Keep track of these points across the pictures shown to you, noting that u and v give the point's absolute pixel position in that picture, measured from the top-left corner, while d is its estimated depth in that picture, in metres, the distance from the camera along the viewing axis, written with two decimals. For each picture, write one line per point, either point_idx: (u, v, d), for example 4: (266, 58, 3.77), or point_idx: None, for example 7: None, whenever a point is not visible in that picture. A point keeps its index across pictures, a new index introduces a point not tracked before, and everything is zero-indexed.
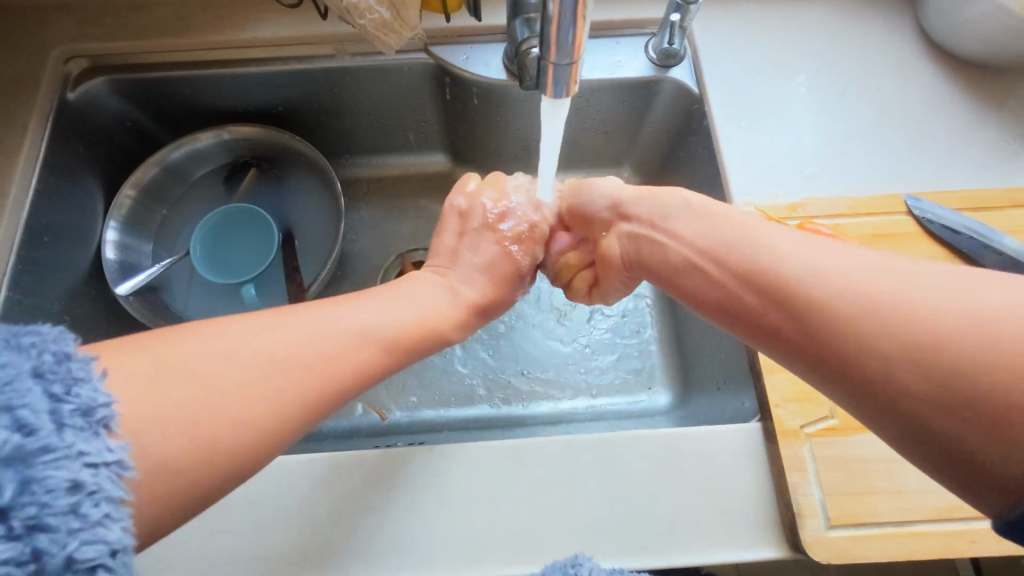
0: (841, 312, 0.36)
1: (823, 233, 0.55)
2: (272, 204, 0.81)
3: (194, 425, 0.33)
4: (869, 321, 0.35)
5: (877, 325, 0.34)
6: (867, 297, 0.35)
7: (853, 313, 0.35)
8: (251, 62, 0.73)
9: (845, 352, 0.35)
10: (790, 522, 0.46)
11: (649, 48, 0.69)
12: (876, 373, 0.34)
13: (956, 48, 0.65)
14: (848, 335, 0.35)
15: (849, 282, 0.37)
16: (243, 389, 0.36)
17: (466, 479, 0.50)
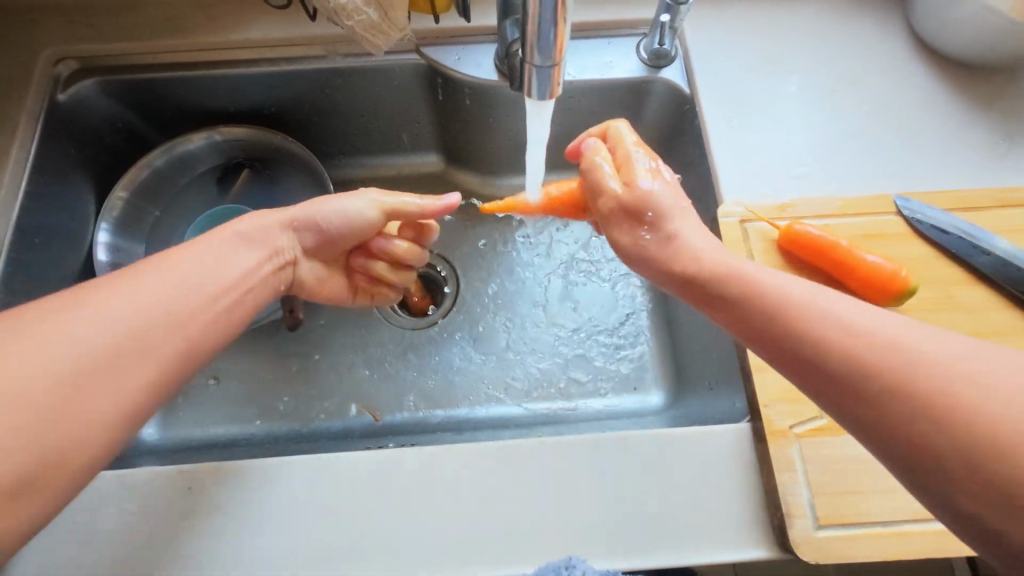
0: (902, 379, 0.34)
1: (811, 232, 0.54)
2: (265, 205, 0.81)
3: (42, 395, 0.36)
4: (925, 394, 0.33)
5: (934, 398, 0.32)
6: (925, 364, 0.33)
7: (929, 393, 0.33)
8: (243, 63, 0.73)
9: (896, 422, 0.34)
10: (779, 522, 0.47)
11: (639, 49, 0.70)
12: (950, 462, 0.32)
13: (945, 48, 0.65)
14: (903, 406, 0.33)
15: (906, 347, 0.34)
16: (87, 348, 0.38)
17: (456, 480, 0.50)
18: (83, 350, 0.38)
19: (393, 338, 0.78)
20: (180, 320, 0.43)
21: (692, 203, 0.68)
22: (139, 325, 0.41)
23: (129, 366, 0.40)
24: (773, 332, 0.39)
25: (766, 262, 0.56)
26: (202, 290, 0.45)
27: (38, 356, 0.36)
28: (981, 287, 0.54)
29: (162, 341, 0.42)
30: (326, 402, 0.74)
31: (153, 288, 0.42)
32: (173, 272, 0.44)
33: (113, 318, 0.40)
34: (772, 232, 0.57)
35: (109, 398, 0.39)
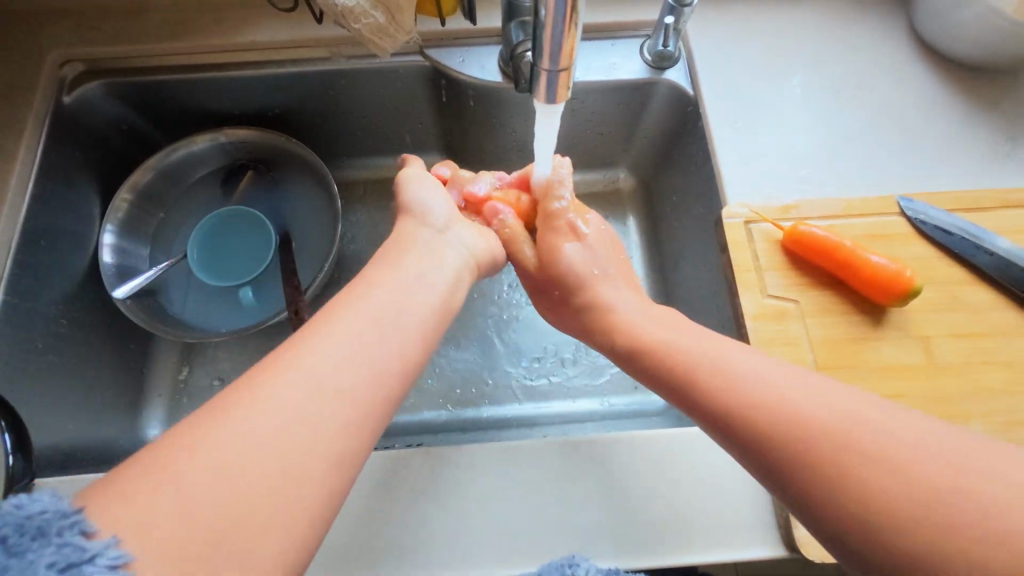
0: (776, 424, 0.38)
1: (817, 234, 0.54)
2: (269, 207, 0.81)
3: (282, 441, 0.34)
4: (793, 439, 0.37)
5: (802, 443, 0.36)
6: (790, 410, 0.38)
7: (815, 447, 0.36)
8: (247, 66, 0.73)
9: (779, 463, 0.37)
10: (785, 521, 0.47)
11: (644, 50, 0.70)
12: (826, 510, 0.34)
13: (948, 49, 0.66)
14: (776, 443, 0.37)
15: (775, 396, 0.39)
16: (302, 411, 0.36)
17: (463, 479, 0.51)
18: (277, 432, 0.35)
19: None
20: (355, 390, 0.38)
21: (696, 204, 0.69)
22: (329, 401, 0.37)
23: (313, 443, 0.35)
24: (687, 381, 0.44)
25: (771, 262, 0.56)
26: (375, 353, 0.41)
27: (237, 440, 0.34)
28: (984, 287, 0.55)
29: (342, 412, 0.37)
30: None
31: (324, 360, 0.39)
32: (351, 333, 0.41)
33: (303, 395, 0.36)
34: (776, 234, 0.57)
35: (305, 478, 0.34)
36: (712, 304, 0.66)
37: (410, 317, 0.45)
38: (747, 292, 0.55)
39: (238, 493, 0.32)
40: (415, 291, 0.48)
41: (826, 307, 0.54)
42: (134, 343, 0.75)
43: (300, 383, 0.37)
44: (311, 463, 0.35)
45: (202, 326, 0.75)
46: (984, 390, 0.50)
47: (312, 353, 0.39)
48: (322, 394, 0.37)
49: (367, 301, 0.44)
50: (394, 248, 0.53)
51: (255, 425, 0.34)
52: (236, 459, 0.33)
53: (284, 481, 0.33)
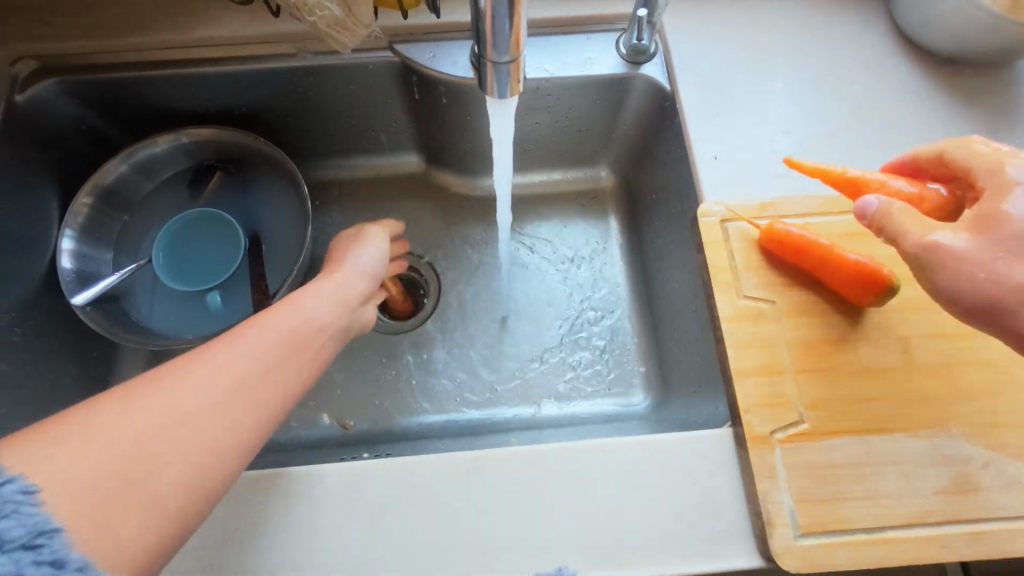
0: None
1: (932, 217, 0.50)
2: (238, 208, 0.79)
3: (177, 427, 0.38)
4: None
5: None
6: None
7: None
8: (209, 62, 0.70)
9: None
10: (759, 530, 0.45)
11: (620, 44, 0.68)
12: None
13: (930, 42, 0.64)
14: None
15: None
16: (198, 403, 0.39)
17: (428, 491, 0.49)
18: (163, 423, 0.38)
19: (372, 339, 0.80)
20: (253, 390, 0.42)
21: (676, 202, 0.67)
22: (228, 396, 0.41)
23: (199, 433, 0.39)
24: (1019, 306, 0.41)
25: (747, 262, 0.54)
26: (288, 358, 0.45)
27: (123, 426, 0.37)
28: None
29: (236, 410, 0.41)
30: (302, 409, 0.76)
31: (226, 360, 0.42)
32: (254, 341, 0.44)
33: (197, 391, 0.40)
34: (753, 232, 0.56)
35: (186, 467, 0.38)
36: (690, 304, 0.66)
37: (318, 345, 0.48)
38: (721, 293, 0.53)
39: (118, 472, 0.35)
40: (303, 341, 0.47)
41: (804, 308, 0.52)
42: (96, 351, 0.73)
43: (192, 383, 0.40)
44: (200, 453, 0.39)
45: (168, 333, 0.73)
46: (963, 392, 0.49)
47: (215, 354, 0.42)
48: (212, 399, 0.40)
49: (274, 317, 0.47)
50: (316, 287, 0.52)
51: (145, 410, 0.38)
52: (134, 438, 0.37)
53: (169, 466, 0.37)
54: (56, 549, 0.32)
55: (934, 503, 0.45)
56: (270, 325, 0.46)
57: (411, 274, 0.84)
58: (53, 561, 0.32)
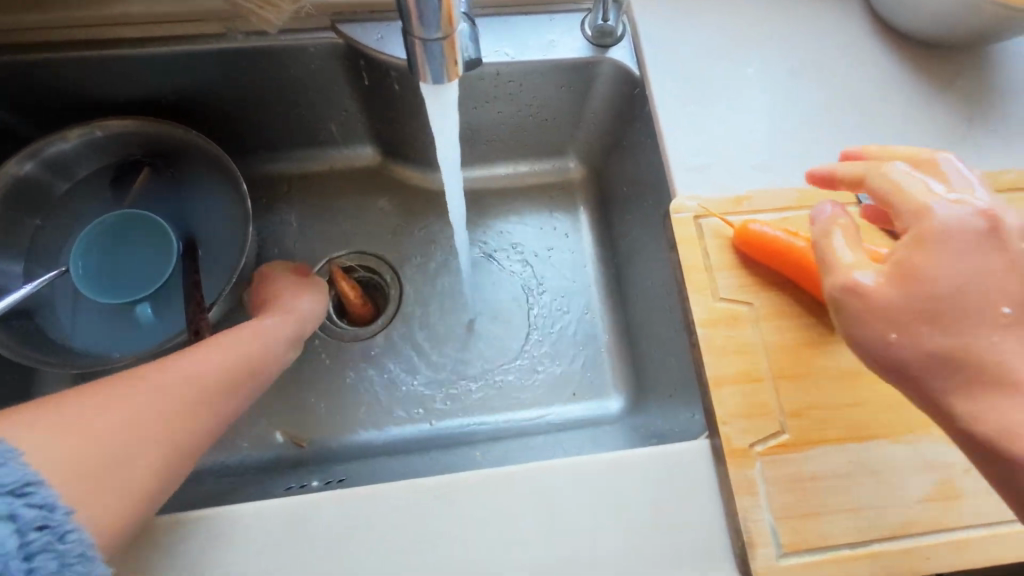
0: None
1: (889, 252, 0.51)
2: (170, 209, 0.71)
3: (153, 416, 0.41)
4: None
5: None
6: None
7: None
8: (122, 44, 0.62)
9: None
10: (741, 551, 0.42)
11: (585, 25, 0.63)
12: None
13: (905, 24, 0.62)
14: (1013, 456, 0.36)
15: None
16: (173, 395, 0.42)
17: (384, 526, 0.44)
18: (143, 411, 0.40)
19: (328, 348, 0.74)
20: (215, 396, 0.45)
21: (648, 195, 0.63)
22: (203, 390, 0.44)
23: (165, 429, 0.41)
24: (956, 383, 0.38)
25: (721, 262, 0.51)
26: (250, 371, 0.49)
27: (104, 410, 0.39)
28: None
29: (201, 407, 0.44)
30: (253, 428, 0.70)
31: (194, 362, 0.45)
32: (225, 349, 0.48)
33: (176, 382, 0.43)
34: (726, 231, 0.52)
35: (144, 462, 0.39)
36: (665, 303, 0.63)
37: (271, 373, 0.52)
38: (697, 296, 0.50)
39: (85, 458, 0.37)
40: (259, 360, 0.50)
41: (782, 309, 0.49)
42: (10, 374, 0.65)
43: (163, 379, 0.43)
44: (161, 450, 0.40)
45: (92, 351, 0.65)
46: None
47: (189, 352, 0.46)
48: (188, 392, 0.43)
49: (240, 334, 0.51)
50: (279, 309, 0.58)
51: (127, 397, 0.40)
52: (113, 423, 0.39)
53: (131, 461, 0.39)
54: (46, 495, 0.35)
55: (917, 512, 0.43)
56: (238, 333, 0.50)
57: (371, 275, 0.79)
58: (44, 505, 0.35)
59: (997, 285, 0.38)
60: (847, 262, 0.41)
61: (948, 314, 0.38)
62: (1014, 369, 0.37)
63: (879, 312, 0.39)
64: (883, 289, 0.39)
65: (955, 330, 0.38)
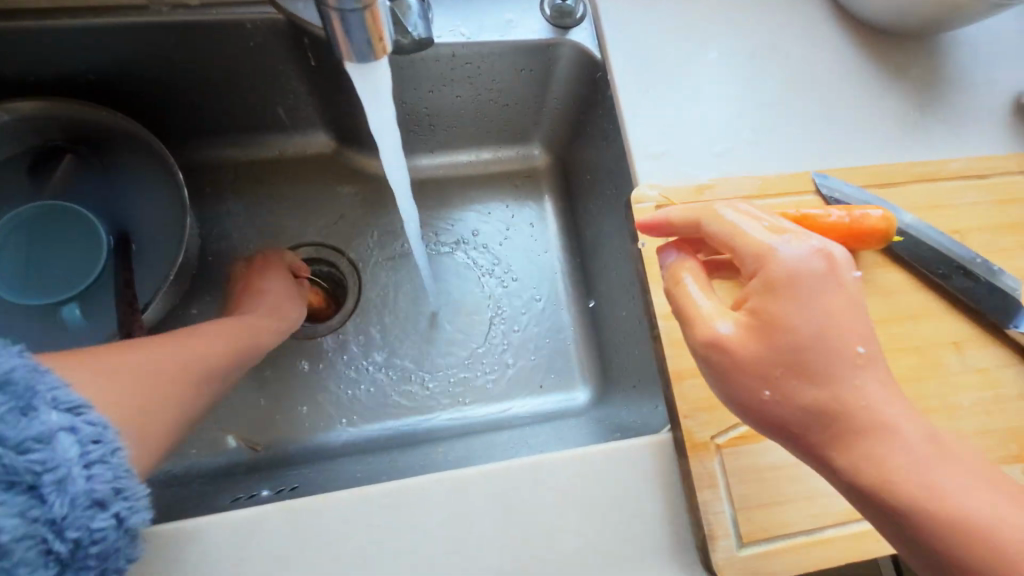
0: (951, 522, 0.34)
1: (875, 218, 0.50)
2: (95, 201, 0.65)
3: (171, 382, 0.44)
4: (955, 527, 0.34)
5: (979, 544, 0.34)
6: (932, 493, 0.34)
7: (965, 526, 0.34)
8: (28, 15, 0.55)
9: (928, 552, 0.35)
10: (701, 544, 0.42)
11: (544, 4, 0.60)
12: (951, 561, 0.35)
13: (863, 11, 0.61)
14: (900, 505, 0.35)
15: (954, 498, 0.34)
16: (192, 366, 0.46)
17: (336, 534, 0.42)
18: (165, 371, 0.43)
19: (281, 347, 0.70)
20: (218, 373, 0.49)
21: (608, 185, 0.63)
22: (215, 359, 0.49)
23: (174, 386, 0.43)
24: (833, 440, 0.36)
25: None
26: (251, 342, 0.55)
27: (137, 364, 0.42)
28: (895, 265, 0.52)
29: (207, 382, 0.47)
30: (199, 434, 0.66)
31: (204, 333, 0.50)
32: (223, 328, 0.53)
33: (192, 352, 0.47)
34: None
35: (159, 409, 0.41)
36: (629, 293, 0.62)
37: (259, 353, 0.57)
38: (658, 288, 0.49)
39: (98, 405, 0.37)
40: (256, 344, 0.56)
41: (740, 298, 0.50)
42: None
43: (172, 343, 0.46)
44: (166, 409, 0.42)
45: None
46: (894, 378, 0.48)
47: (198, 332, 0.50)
48: (203, 361, 0.47)
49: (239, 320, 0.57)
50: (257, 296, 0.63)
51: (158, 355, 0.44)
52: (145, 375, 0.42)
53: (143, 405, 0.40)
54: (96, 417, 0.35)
55: None
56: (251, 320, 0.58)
57: (327, 269, 0.75)
58: (100, 423, 0.35)
59: (851, 325, 0.37)
60: (710, 315, 0.38)
61: (808, 363, 0.36)
62: (876, 413, 0.36)
63: (742, 365, 0.37)
64: (746, 343, 0.36)
65: (813, 382, 0.36)
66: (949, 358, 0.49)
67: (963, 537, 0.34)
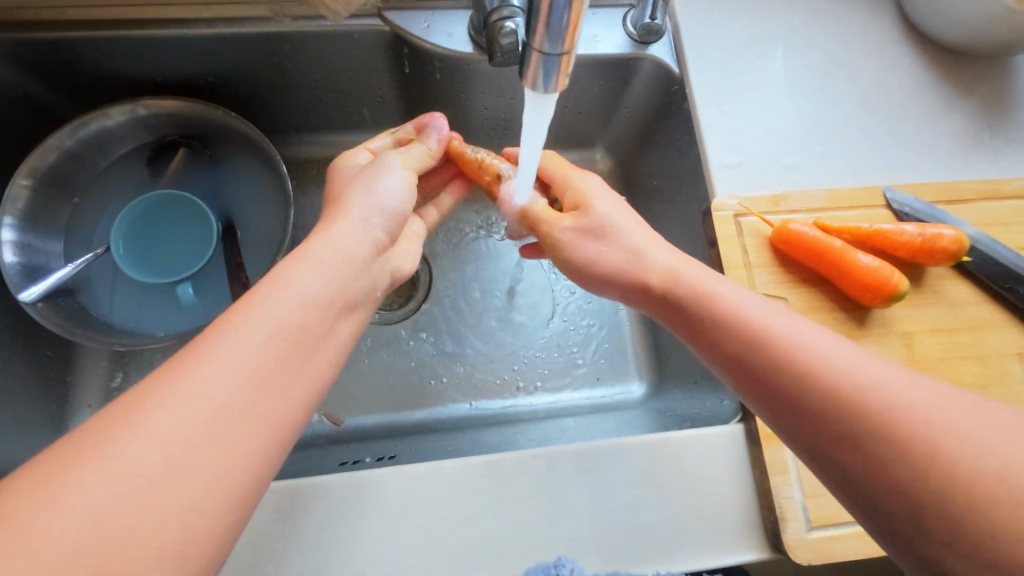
0: (876, 421, 0.35)
1: (948, 238, 0.53)
2: (208, 190, 0.72)
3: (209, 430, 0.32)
4: (874, 412, 0.35)
5: (902, 429, 0.34)
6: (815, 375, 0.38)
7: (852, 404, 0.36)
8: (170, 23, 0.62)
9: (851, 447, 0.35)
10: (772, 525, 0.46)
11: (628, 22, 0.64)
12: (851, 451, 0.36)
13: (935, 32, 0.64)
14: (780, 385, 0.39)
15: (894, 402, 0.35)
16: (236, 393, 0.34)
17: (442, 499, 0.47)
18: (195, 420, 0.32)
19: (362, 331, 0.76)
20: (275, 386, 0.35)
21: (681, 188, 0.65)
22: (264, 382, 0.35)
23: (235, 444, 0.33)
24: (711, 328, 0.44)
25: (760, 259, 0.55)
26: (333, 293, 0.42)
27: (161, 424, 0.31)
28: (959, 278, 0.55)
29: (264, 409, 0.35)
30: None
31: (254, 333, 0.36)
32: (275, 309, 0.38)
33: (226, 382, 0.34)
34: (764, 229, 0.55)
35: (220, 472, 0.32)
36: None
37: (359, 290, 0.44)
38: None
39: (123, 526, 0.28)
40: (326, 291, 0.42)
41: (813, 305, 0.53)
42: (51, 350, 0.65)
43: (204, 380, 0.33)
44: (229, 474, 0.32)
45: (135, 329, 0.66)
46: (959, 384, 0.51)
47: (245, 333, 0.36)
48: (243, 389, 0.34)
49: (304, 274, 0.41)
50: (321, 239, 0.45)
51: (187, 399, 0.32)
52: (170, 436, 0.31)
53: (193, 491, 0.30)
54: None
55: None
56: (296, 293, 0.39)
57: None
58: None
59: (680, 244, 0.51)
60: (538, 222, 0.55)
61: (631, 247, 0.50)
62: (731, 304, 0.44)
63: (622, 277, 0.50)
64: (567, 232, 0.52)
65: (695, 278, 0.47)
66: (1013, 369, 0.52)
67: (881, 418, 0.35)
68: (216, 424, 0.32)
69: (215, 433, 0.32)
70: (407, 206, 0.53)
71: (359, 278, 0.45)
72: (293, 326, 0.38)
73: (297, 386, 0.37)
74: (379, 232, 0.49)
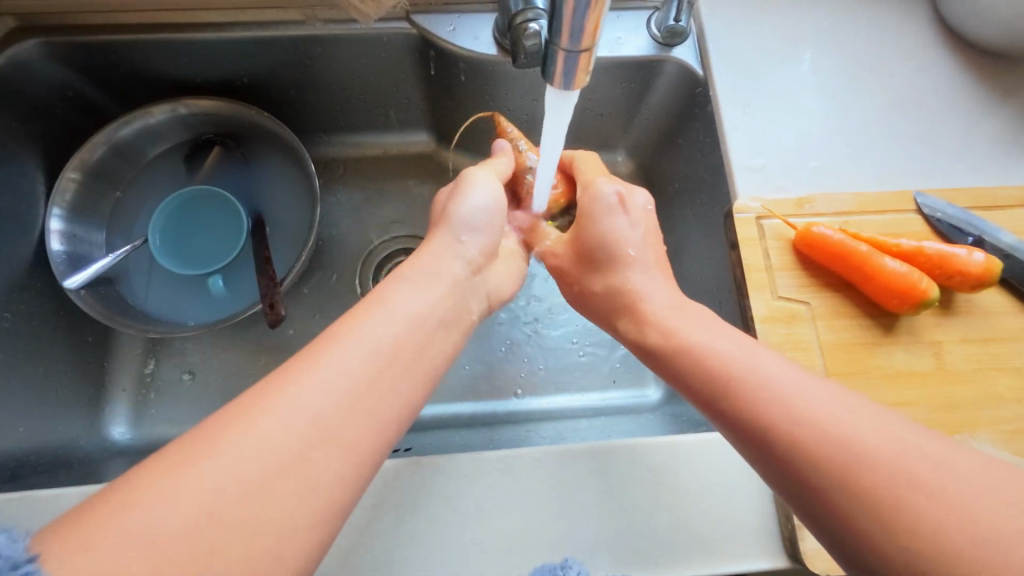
0: (861, 482, 0.33)
1: (977, 263, 0.51)
2: (239, 186, 0.75)
3: (284, 453, 0.33)
4: (858, 475, 0.33)
5: (881, 490, 0.32)
6: (801, 432, 0.36)
7: (836, 465, 0.34)
8: (209, 27, 0.65)
9: (831, 508, 0.34)
10: (790, 533, 0.46)
11: (652, 24, 0.64)
12: (838, 516, 0.34)
13: (972, 33, 0.62)
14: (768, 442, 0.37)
15: (877, 460, 0.33)
16: (318, 418, 0.35)
17: (455, 492, 0.48)
18: (281, 442, 0.33)
19: None
20: (356, 410, 0.36)
21: (700, 193, 0.65)
22: (345, 407, 0.36)
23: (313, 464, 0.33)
24: (691, 373, 0.42)
25: (782, 263, 0.54)
26: (428, 314, 0.44)
27: (249, 443, 0.32)
28: (994, 287, 0.53)
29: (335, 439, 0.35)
30: None
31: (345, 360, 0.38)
32: (368, 335, 0.40)
33: (309, 405, 0.35)
34: (788, 232, 0.55)
35: (310, 494, 0.33)
36: (713, 300, 0.63)
37: (447, 314, 0.46)
38: (757, 293, 0.53)
39: (213, 538, 0.29)
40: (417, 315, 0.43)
41: (838, 311, 0.52)
42: (91, 336, 0.69)
43: (298, 402, 0.35)
44: (308, 502, 0.33)
45: (167, 317, 0.70)
46: (993, 397, 0.49)
47: (326, 359, 0.37)
48: (324, 412, 0.35)
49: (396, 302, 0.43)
50: (419, 262, 0.49)
51: (273, 419, 0.34)
52: (252, 456, 0.32)
53: (284, 511, 0.32)
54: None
55: None
56: (383, 321, 0.41)
57: None
58: None
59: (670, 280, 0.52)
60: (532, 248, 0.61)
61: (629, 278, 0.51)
62: (710, 346, 0.43)
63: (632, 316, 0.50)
64: (558, 254, 0.59)
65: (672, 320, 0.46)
66: None
67: (851, 468, 0.34)
68: (293, 445, 0.33)
69: (307, 454, 0.33)
70: (497, 222, 0.55)
71: (455, 304, 0.47)
72: (378, 353, 0.39)
73: (384, 412, 0.38)
74: (471, 255, 0.52)
